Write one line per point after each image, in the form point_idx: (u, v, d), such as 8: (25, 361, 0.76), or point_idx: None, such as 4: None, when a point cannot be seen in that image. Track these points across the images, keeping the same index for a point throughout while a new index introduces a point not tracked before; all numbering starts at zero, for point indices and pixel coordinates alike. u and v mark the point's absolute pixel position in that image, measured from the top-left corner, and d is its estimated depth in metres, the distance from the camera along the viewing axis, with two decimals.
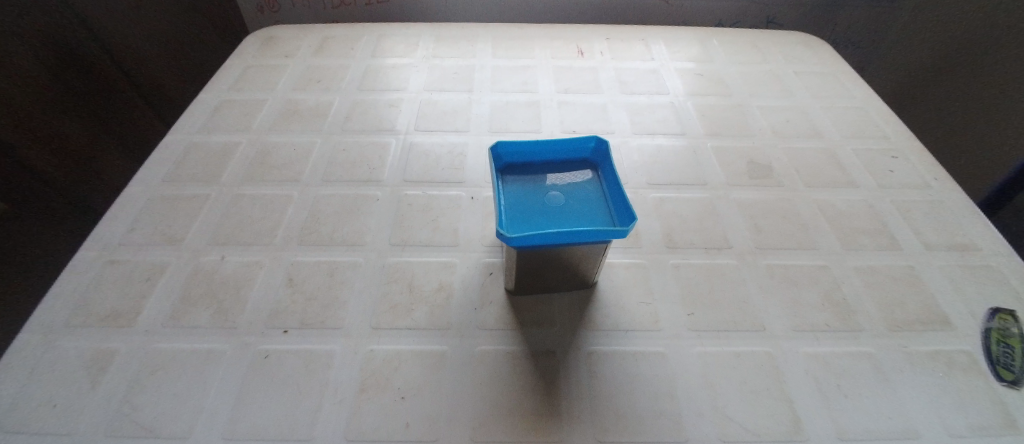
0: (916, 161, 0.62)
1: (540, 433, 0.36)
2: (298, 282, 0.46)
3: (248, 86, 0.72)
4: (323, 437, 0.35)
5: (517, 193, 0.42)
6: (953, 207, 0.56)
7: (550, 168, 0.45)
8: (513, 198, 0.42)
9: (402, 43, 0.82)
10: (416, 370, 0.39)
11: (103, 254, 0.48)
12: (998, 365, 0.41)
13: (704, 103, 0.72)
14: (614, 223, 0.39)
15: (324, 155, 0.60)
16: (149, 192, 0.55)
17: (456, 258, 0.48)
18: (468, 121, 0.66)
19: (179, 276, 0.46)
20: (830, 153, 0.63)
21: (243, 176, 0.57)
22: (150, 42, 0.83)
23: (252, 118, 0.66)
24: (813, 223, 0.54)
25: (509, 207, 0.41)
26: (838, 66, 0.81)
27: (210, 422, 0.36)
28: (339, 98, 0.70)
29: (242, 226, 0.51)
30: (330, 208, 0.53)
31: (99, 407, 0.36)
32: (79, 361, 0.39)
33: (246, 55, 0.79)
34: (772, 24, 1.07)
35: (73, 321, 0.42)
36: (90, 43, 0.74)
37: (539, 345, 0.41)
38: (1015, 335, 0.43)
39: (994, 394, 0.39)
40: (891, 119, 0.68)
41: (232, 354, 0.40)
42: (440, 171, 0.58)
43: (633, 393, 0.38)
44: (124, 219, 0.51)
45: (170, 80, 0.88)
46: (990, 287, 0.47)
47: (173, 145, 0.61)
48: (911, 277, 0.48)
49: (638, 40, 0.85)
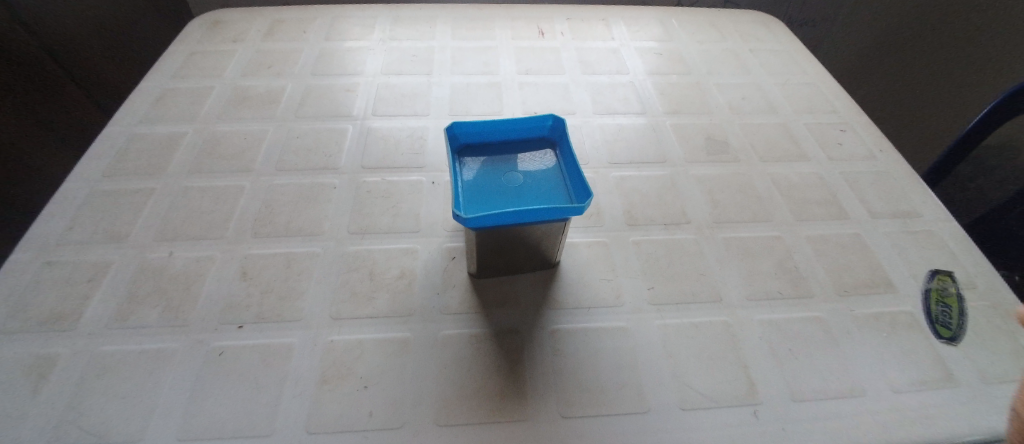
0: (864, 134, 0.65)
1: (507, 413, 0.36)
2: (253, 274, 0.44)
3: (192, 72, 0.68)
4: (286, 429, 0.34)
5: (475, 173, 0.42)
6: (898, 176, 0.59)
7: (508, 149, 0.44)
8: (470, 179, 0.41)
9: (358, 25, 0.79)
10: (380, 357, 0.39)
11: (39, 254, 0.45)
12: (937, 324, 0.44)
13: (664, 82, 0.72)
14: (573, 202, 0.39)
15: (278, 142, 0.58)
16: (88, 188, 0.51)
17: (418, 243, 0.47)
18: (428, 104, 0.65)
19: (125, 274, 0.44)
20: (784, 128, 0.65)
21: (191, 168, 0.54)
22: (86, 30, 0.77)
23: (199, 106, 0.63)
24: (768, 196, 0.55)
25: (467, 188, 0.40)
26: (792, 43, 0.83)
27: (163, 423, 0.34)
28: (292, 84, 0.67)
29: (191, 220, 0.49)
30: (285, 197, 0.51)
31: (43, 414, 0.35)
32: (16, 368, 0.37)
33: (190, 40, 0.74)
34: (730, 4, 1.06)
35: (8, 326, 0.40)
36: (24, 34, 0.68)
37: (504, 326, 0.41)
38: (952, 294, 0.46)
39: (931, 349, 0.42)
40: (842, 93, 0.71)
41: (185, 353, 0.38)
42: (399, 156, 0.57)
43: (597, 368, 0.39)
44: (61, 217, 0.48)
45: (109, 70, 0.82)
46: (930, 250, 0.50)
47: (112, 137, 0.57)
48: (858, 244, 0.51)
49: (599, 20, 0.85)
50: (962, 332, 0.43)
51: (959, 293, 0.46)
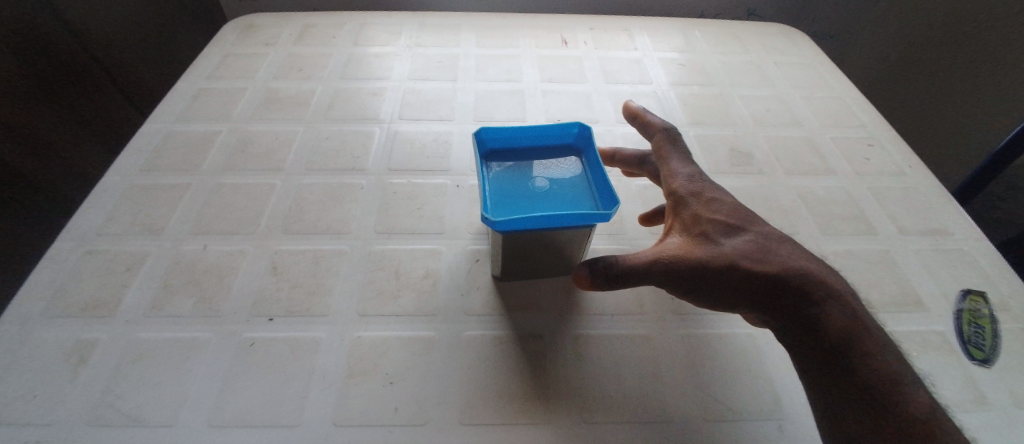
0: (890, 149, 0.64)
1: (529, 415, 0.36)
2: (283, 270, 0.45)
3: (227, 74, 0.71)
4: (313, 422, 0.35)
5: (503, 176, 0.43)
6: (925, 193, 0.58)
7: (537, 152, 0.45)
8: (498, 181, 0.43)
9: (385, 31, 0.81)
10: (405, 355, 0.39)
11: (81, 244, 0.47)
12: (970, 345, 0.43)
13: (687, 93, 0.72)
14: (598, 209, 0.39)
15: (308, 143, 0.60)
16: (127, 182, 0.53)
17: (443, 245, 0.48)
18: (453, 109, 0.66)
19: (161, 265, 0.45)
20: (809, 142, 0.65)
21: (225, 165, 0.56)
22: (126, 32, 0.80)
23: (233, 106, 0.65)
24: (792, 209, 0.55)
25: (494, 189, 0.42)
26: (817, 57, 0.82)
27: (196, 410, 0.36)
28: (322, 87, 0.69)
29: (224, 215, 0.50)
30: (315, 196, 0.53)
31: (81, 397, 0.36)
32: (58, 352, 0.38)
33: (225, 42, 0.77)
34: (753, 17, 1.05)
35: (51, 311, 0.41)
36: (66, 34, 0.71)
37: (527, 329, 0.42)
38: (984, 316, 0.45)
39: (961, 370, 0.41)
40: (867, 109, 0.70)
41: (217, 343, 0.40)
42: (425, 159, 0.58)
43: (619, 375, 0.39)
44: (102, 208, 0.50)
45: (147, 71, 0.86)
46: (959, 269, 0.50)
47: (150, 134, 0.60)
48: (884, 260, 0.50)
49: (622, 30, 0.86)
50: (995, 355, 0.42)
51: (992, 315, 0.45)
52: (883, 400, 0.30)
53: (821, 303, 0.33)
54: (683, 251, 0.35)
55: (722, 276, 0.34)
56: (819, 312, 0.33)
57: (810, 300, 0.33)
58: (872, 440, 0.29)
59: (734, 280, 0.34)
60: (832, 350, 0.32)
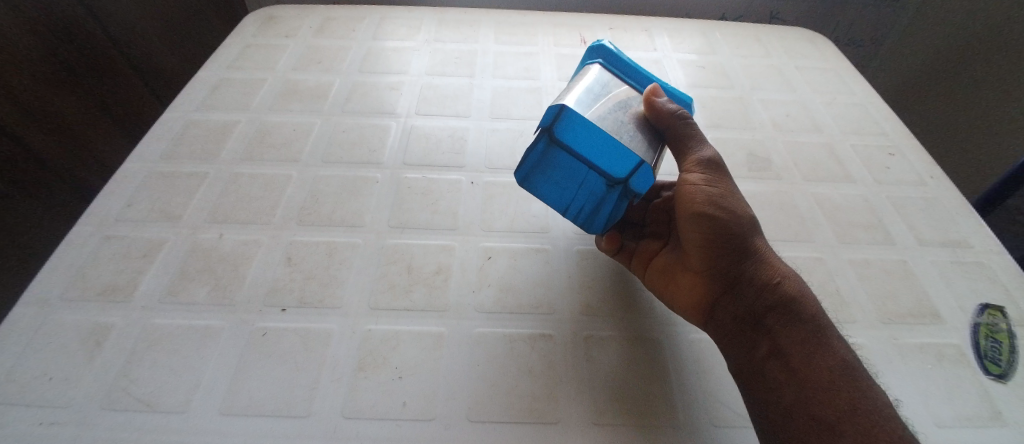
0: (913, 159, 0.63)
1: (538, 414, 0.36)
2: (297, 261, 0.46)
3: (246, 65, 0.71)
4: (322, 412, 0.35)
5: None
6: (947, 205, 0.57)
7: (552, 169, 0.40)
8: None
9: (405, 26, 0.81)
10: (415, 350, 0.39)
11: (100, 228, 0.48)
12: (986, 360, 0.42)
13: (706, 95, 0.72)
14: (632, 178, 0.37)
15: (324, 135, 0.60)
16: (147, 169, 0.54)
17: (455, 241, 0.48)
18: (469, 105, 0.66)
19: (177, 253, 0.46)
20: (829, 148, 0.64)
21: (242, 155, 0.57)
22: (150, 22, 0.81)
23: (251, 97, 0.65)
24: (810, 216, 0.54)
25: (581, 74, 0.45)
26: (839, 63, 0.81)
27: (208, 396, 0.36)
28: (340, 80, 0.69)
29: (241, 205, 0.51)
30: (330, 188, 0.53)
31: (96, 379, 0.36)
32: (75, 334, 0.39)
33: (245, 33, 0.78)
34: (775, 20, 1.03)
35: (70, 295, 0.42)
36: (90, 22, 0.72)
37: (536, 328, 0.42)
38: (1002, 331, 0.44)
39: (979, 386, 0.40)
40: (890, 116, 0.69)
41: (230, 331, 0.40)
42: (440, 155, 0.58)
43: (627, 377, 0.39)
44: (121, 195, 0.51)
45: (168, 60, 0.86)
46: (980, 283, 0.48)
47: (170, 122, 0.60)
48: (903, 271, 0.49)
49: (641, 31, 0.85)
50: (1012, 370, 0.41)
51: (1010, 330, 0.44)
52: (818, 345, 0.35)
53: (797, 275, 0.39)
54: (723, 163, 0.41)
55: (737, 198, 0.39)
56: (796, 279, 0.39)
57: (790, 271, 0.39)
58: (816, 366, 0.34)
59: (741, 207, 0.39)
60: (796, 296, 0.37)
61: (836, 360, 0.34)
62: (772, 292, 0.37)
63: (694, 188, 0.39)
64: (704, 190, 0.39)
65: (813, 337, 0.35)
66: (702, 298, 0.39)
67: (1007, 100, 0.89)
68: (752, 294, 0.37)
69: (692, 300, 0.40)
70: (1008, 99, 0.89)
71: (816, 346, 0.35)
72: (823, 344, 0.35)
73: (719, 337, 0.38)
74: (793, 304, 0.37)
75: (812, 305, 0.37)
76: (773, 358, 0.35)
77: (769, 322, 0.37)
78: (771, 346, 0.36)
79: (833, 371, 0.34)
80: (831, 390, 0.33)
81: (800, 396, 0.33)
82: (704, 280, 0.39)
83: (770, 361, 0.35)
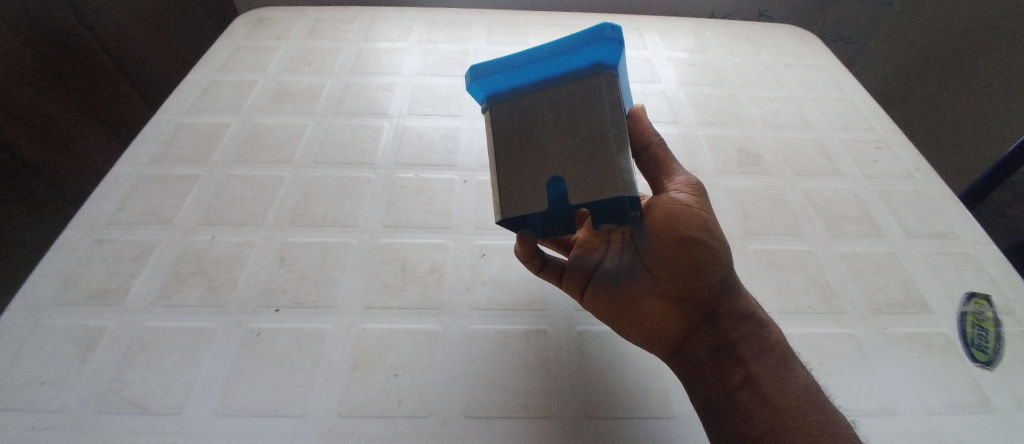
0: (901, 152, 0.63)
1: (534, 410, 0.36)
2: (290, 262, 0.46)
3: (238, 67, 0.71)
4: (316, 412, 0.35)
5: (547, 117, 0.34)
6: (934, 197, 0.58)
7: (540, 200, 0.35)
8: (550, 77, 0.35)
9: (396, 27, 0.81)
10: (410, 348, 0.39)
11: (92, 232, 0.47)
12: (973, 347, 0.43)
13: (695, 92, 0.72)
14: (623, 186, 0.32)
15: (317, 137, 0.60)
16: (139, 171, 0.54)
17: (449, 240, 0.48)
18: (461, 105, 0.66)
19: (170, 255, 0.46)
20: (818, 143, 0.64)
21: (234, 157, 0.57)
22: (139, 25, 0.81)
23: (243, 99, 0.65)
24: (800, 211, 0.55)
25: (593, 52, 0.32)
26: (828, 60, 0.82)
27: (201, 399, 0.36)
28: (332, 81, 0.69)
29: (234, 206, 0.51)
30: (323, 189, 0.53)
31: (90, 383, 0.36)
32: (68, 337, 0.39)
33: (235, 36, 0.77)
34: (764, 18, 1.04)
35: (61, 298, 0.42)
36: (78, 26, 0.72)
37: (531, 324, 0.42)
38: (989, 319, 0.45)
39: (967, 372, 0.41)
40: (878, 111, 0.70)
41: (224, 332, 0.40)
42: (432, 154, 0.58)
43: (622, 369, 0.39)
44: (113, 198, 0.51)
45: (159, 65, 0.86)
46: (967, 273, 0.49)
47: (162, 125, 0.60)
48: (893, 262, 0.50)
49: (633, 30, 0.85)
50: (999, 358, 0.42)
51: (996, 317, 0.45)
52: (787, 373, 0.34)
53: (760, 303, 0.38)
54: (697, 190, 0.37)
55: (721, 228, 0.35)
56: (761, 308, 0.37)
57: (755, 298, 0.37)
58: (787, 393, 0.33)
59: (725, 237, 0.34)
60: (765, 326, 0.36)
61: (803, 385, 0.33)
62: (746, 322, 0.35)
63: (686, 212, 0.32)
64: (699, 213, 0.32)
65: (780, 365, 0.34)
66: (679, 330, 0.36)
67: (990, 96, 0.91)
68: (728, 324, 0.35)
69: (662, 332, 0.36)
70: (992, 95, 0.91)
71: (784, 374, 0.34)
72: (791, 372, 0.34)
73: (690, 369, 0.36)
74: (761, 334, 0.35)
75: (773, 326, 0.36)
76: (745, 387, 0.34)
77: (742, 350, 0.35)
78: (743, 376, 0.34)
79: (801, 393, 0.33)
80: (802, 418, 0.32)
81: (771, 430, 0.32)
82: (678, 312, 0.36)
83: (743, 391, 0.34)
